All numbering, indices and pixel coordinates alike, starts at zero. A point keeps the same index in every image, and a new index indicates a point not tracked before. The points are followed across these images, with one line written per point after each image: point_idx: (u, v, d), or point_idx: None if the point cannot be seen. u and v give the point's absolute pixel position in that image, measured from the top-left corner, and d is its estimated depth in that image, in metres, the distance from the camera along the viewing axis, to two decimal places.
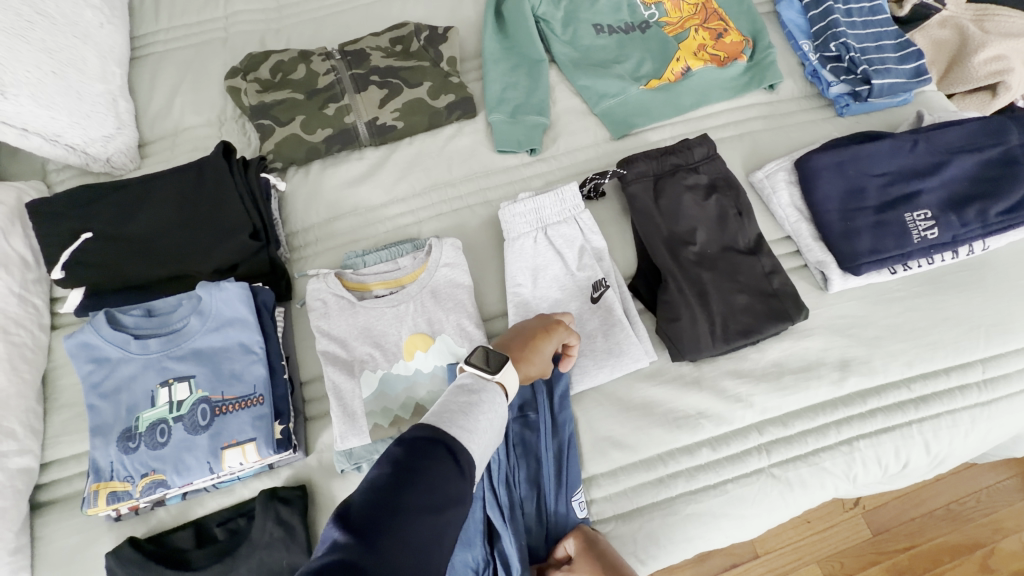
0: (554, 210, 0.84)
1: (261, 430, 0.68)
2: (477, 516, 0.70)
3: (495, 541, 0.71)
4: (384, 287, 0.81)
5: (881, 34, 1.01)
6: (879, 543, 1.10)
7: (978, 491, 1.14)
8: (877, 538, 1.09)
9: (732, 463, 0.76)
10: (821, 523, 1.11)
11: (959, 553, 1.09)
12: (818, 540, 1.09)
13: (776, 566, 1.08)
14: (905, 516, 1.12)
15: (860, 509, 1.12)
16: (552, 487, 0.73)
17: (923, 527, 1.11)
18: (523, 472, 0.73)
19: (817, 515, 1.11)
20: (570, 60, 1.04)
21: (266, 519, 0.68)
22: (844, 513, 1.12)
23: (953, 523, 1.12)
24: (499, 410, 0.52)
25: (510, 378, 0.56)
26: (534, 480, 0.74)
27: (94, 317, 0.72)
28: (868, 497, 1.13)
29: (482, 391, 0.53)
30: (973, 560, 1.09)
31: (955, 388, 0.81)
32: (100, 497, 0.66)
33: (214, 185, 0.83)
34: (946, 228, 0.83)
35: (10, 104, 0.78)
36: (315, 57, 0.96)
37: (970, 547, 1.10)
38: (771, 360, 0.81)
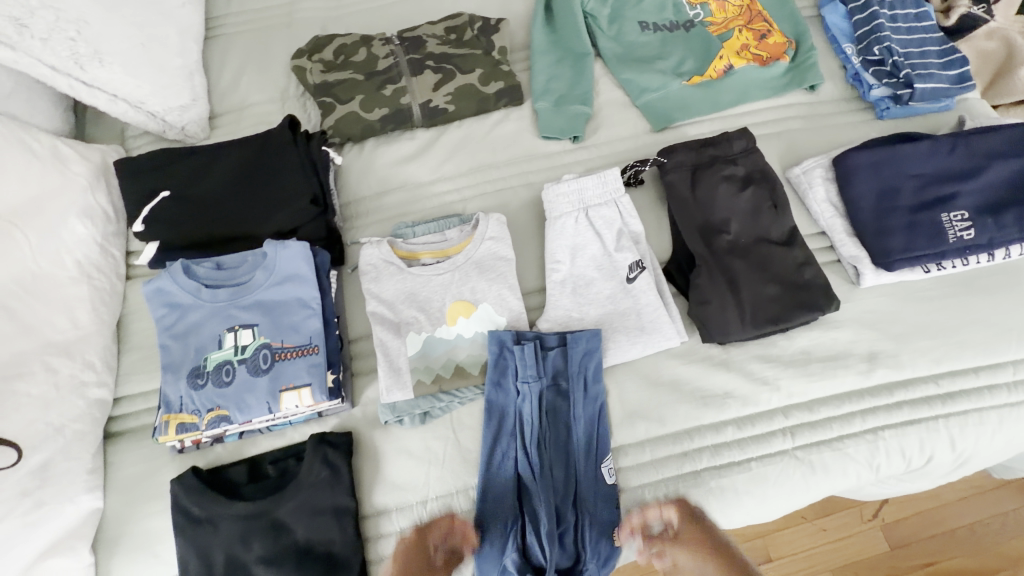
0: (596, 192, 0.88)
1: (316, 376, 0.74)
2: (507, 474, 0.76)
3: (526, 500, 0.74)
4: (431, 256, 0.86)
5: (925, 40, 1.03)
6: (896, 558, 1.11)
7: (1003, 515, 1.14)
8: (895, 552, 1.10)
9: (756, 442, 0.78)
10: (838, 533, 1.12)
11: None
12: (834, 549, 1.11)
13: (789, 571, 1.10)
14: (925, 534, 1.13)
15: (879, 521, 1.13)
16: (581, 452, 0.77)
17: (944, 546, 1.12)
18: (553, 437, 0.77)
19: (835, 525, 1.12)
20: (615, 55, 1.08)
21: (314, 460, 0.73)
22: (861, 525, 1.13)
23: (974, 545, 1.12)
24: None
25: None
26: (563, 445, 0.77)
27: (171, 266, 0.79)
28: (889, 511, 1.14)
29: None
30: None
31: (983, 387, 0.82)
32: (170, 426, 0.72)
33: (279, 153, 0.89)
34: (982, 230, 0.84)
35: (105, 72, 0.88)
36: (375, 42, 1.02)
37: (993, 570, 1.10)
38: (799, 348, 0.83)
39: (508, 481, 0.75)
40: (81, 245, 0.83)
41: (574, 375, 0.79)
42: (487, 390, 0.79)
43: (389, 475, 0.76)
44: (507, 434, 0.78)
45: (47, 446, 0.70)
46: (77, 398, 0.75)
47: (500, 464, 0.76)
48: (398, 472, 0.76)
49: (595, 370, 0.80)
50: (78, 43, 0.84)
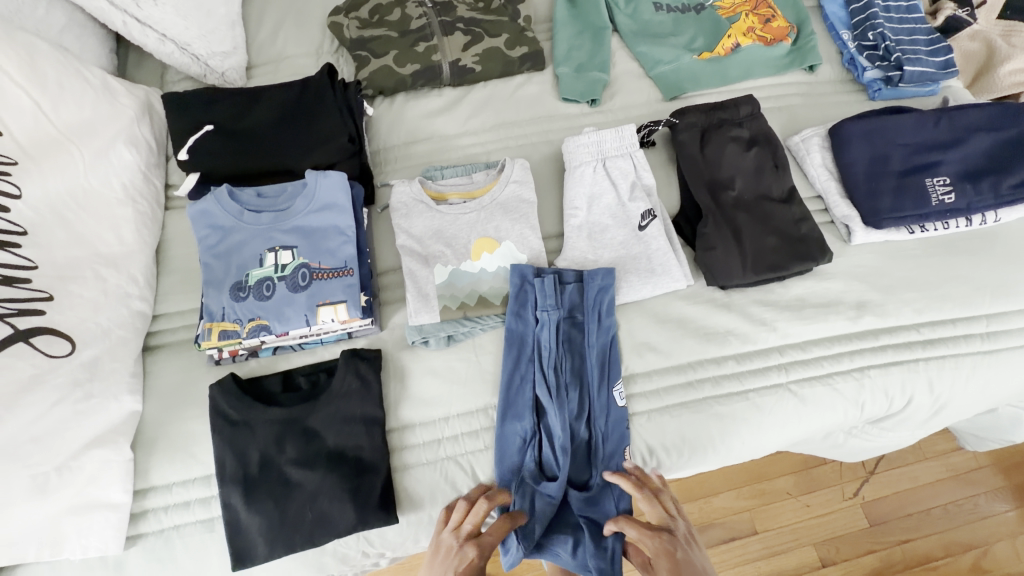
0: (613, 145, 0.95)
1: (351, 295, 0.79)
2: (528, 392, 0.81)
3: (544, 415, 0.81)
4: (459, 197, 0.91)
5: (915, 29, 1.12)
6: (875, 534, 1.18)
7: (976, 497, 1.22)
8: (874, 528, 1.18)
9: (754, 375, 0.85)
10: (820, 508, 1.19)
11: (952, 551, 1.17)
12: (817, 523, 1.18)
13: (774, 544, 1.16)
14: (902, 512, 1.20)
15: (859, 499, 1.20)
16: (595, 375, 0.83)
17: (920, 524, 1.19)
18: (569, 363, 0.83)
19: (818, 501, 1.20)
20: (631, 31, 1.16)
21: (348, 371, 0.79)
22: (843, 502, 1.20)
23: (949, 521, 1.20)
24: None
25: None
26: (576, 368, 0.83)
27: (216, 190, 0.84)
28: (869, 490, 1.22)
29: None
30: (966, 559, 1.17)
31: (960, 336, 0.90)
32: (212, 333, 0.77)
33: (319, 97, 0.95)
34: (961, 195, 0.93)
35: (158, 11, 0.93)
36: (408, 3, 1.08)
37: (964, 547, 1.18)
38: (795, 295, 0.90)
39: (527, 399, 0.81)
40: (127, 170, 0.88)
41: (590, 307, 0.85)
42: (508, 316, 0.84)
43: (415, 393, 0.81)
44: (525, 359, 0.83)
45: (96, 343, 0.74)
46: (122, 307, 0.79)
47: (521, 383, 0.82)
48: (423, 390, 0.81)
49: (609, 303, 0.86)
50: None
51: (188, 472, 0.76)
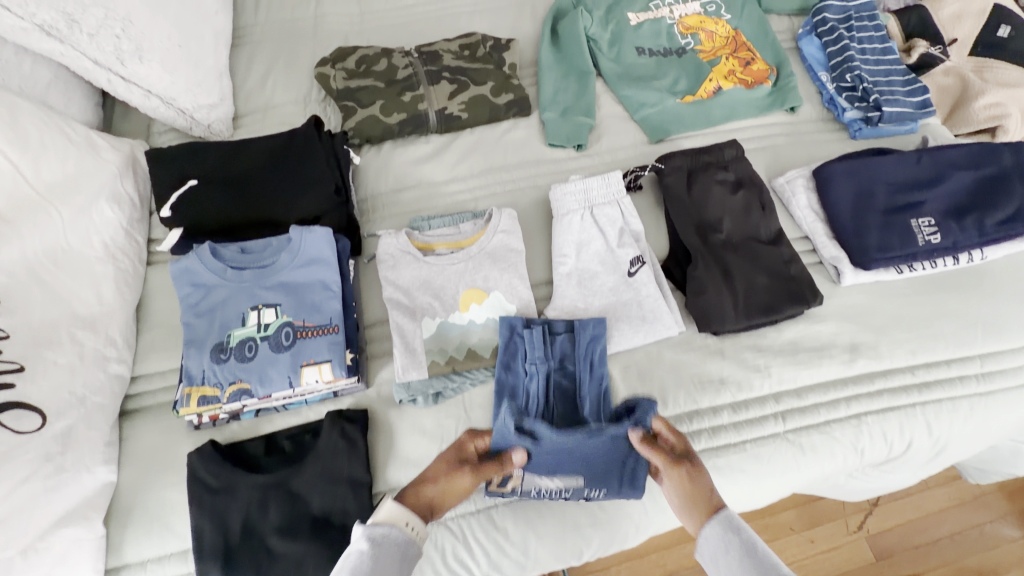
0: (600, 193, 0.95)
1: (336, 353, 0.77)
2: (521, 450, 0.78)
3: (540, 474, 0.78)
4: (446, 247, 0.91)
5: (890, 70, 1.14)
6: (882, 568, 1.14)
7: (980, 525, 1.19)
8: (880, 561, 1.14)
9: (750, 425, 0.83)
10: (824, 543, 1.16)
11: None
12: (822, 559, 1.14)
13: None
14: (908, 543, 1.17)
15: (864, 532, 1.17)
16: (589, 428, 0.80)
17: (927, 555, 1.16)
18: (560, 415, 0.82)
19: (822, 535, 1.16)
20: (615, 74, 1.17)
21: (333, 432, 0.76)
22: (849, 535, 1.17)
23: (955, 552, 1.17)
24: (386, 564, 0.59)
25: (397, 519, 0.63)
26: (568, 422, 0.82)
27: (198, 247, 0.82)
28: (873, 521, 1.19)
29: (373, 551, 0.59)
30: None
31: (955, 377, 0.89)
32: (192, 398, 0.74)
33: (305, 148, 0.94)
34: (947, 234, 0.93)
35: (143, 68, 0.92)
36: (395, 54, 1.10)
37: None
38: (788, 339, 0.90)
39: (520, 457, 0.78)
40: (109, 227, 0.86)
41: (580, 356, 0.84)
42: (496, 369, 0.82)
43: (403, 452, 0.79)
44: (518, 413, 0.81)
45: (69, 413, 0.71)
46: (98, 371, 0.76)
47: (513, 439, 0.79)
48: (412, 450, 0.79)
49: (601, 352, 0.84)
50: (123, 40, 0.88)
51: (164, 547, 0.72)
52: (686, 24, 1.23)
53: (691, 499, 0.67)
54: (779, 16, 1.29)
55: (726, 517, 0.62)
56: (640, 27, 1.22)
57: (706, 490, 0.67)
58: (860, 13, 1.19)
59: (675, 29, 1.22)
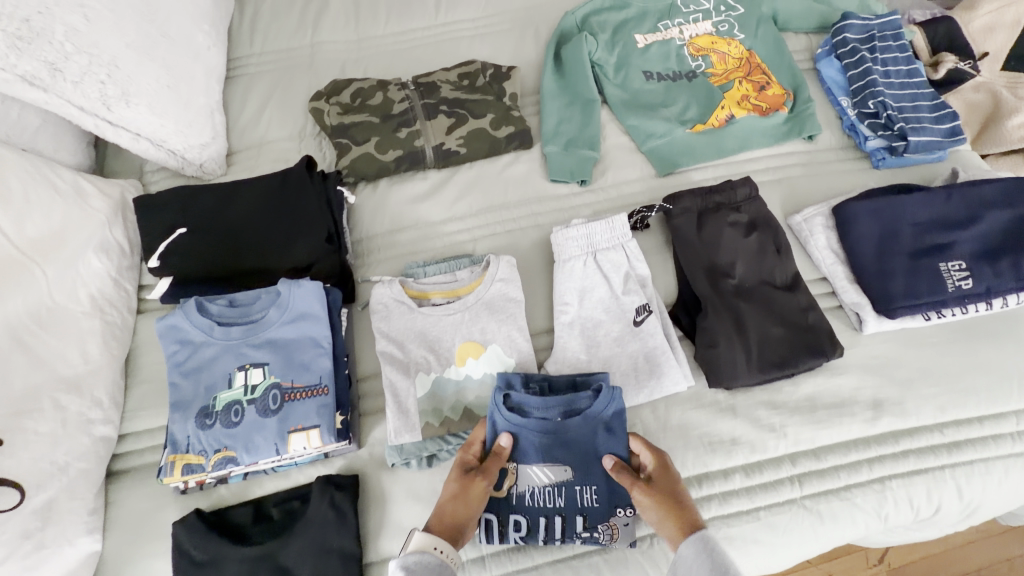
0: (604, 237, 0.90)
1: (325, 418, 0.74)
2: (530, 508, 0.75)
3: (549, 535, 0.74)
4: (442, 296, 0.87)
5: (917, 95, 1.07)
6: None
7: (1010, 559, 1.11)
8: None
9: (764, 490, 0.78)
10: None
11: None
12: None
13: None
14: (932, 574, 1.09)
15: (885, 566, 1.10)
16: (592, 484, 0.76)
17: None
18: (560, 471, 0.76)
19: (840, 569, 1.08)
20: (621, 102, 1.11)
21: (322, 501, 0.73)
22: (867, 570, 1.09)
23: None
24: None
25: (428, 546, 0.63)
26: (568, 477, 0.76)
27: (184, 303, 0.80)
28: (896, 555, 1.10)
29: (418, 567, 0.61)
30: None
31: (988, 436, 0.83)
32: (176, 467, 0.72)
33: (295, 191, 0.91)
34: (980, 279, 0.86)
35: (131, 112, 0.89)
36: (391, 86, 1.06)
37: None
38: (805, 394, 0.84)
39: (528, 515, 0.75)
40: (97, 279, 0.84)
41: (576, 406, 0.77)
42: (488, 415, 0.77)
43: (396, 520, 0.75)
44: (515, 465, 0.76)
45: (51, 485, 0.69)
46: (82, 436, 0.74)
47: (517, 495, 0.75)
48: (405, 517, 0.75)
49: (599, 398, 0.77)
50: (108, 85, 0.85)
51: None
52: (697, 45, 1.16)
53: (667, 510, 0.68)
54: (797, 34, 1.23)
55: (700, 532, 0.64)
56: (648, 49, 1.16)
57: (681, 501, 0.68)
58: (884, 32, 1.11)
59: (685, 51, 1.16)
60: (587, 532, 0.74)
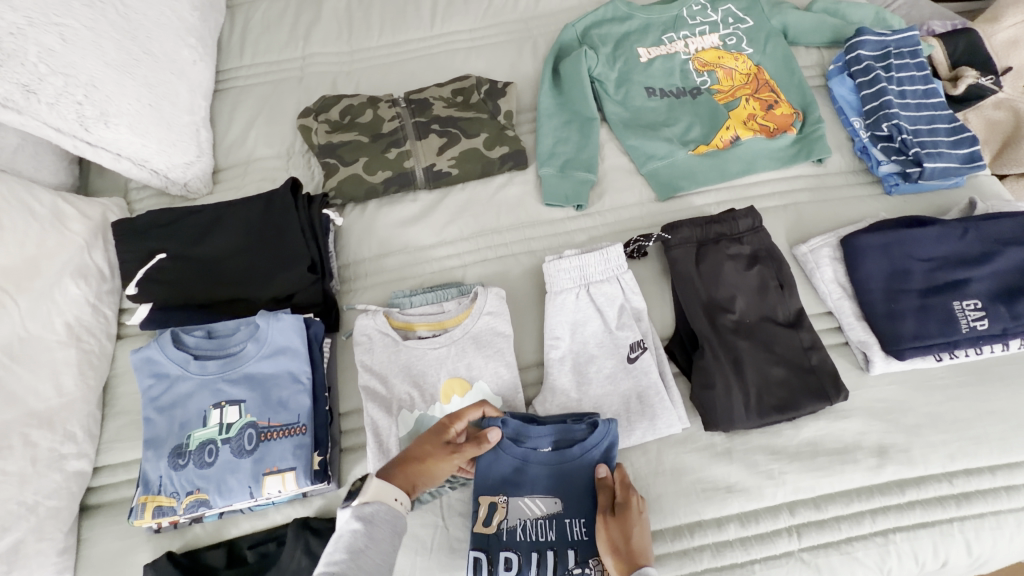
0: (598, 268, 0.87)
1: (301, 460, 0.71)
2: (521, 542, 0.70)
3: (540, 572, 0.69)
4: (428, 328, 0.84)
5: (934, 116, 1.02)
6: None
7: None
8: None
9: (759, 541, 0.74)
10: None
11: None
12: None
13: None
14: None
15: None
16: (583, 517, 0.72)
17: None
18: (552, 503, 0.73)
19: None
20: (621, 121, 1.07)
21: (296, 546, 0.70)
22: None
23: None
24: (378, 541, 0.61)
25: (384, 494, 0.64)
26: (559, 511, 0.73)
27: (161, 335, 0.77)
28: None
29: (365, 527, 0.60)
30: None
31: (1000, 488, 0.78)
32: (146, 509, 0.69)
33: (280, 217, 0.88)
34: (996, 320, 0.82)
35: (111, 132, 0.87)
36: (382, 103, 1.03)
37: None
38: (806, 439, 0.80)
39: (519, 550, 0.70)
40: (74, 306, 0.82)
41: (570, 436, 0.76)
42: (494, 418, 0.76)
43: None
44: (507, 498, 0.74)
45: (18, 526, 0.67)
46: (54, 473, 0.72)
47: (507, 529, 0.71)
48: None
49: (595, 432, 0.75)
50: (86, 106, 0.83)
51: None
52: (703, 60, 1.11)
53: (614, 548, 0.66)
54: (808, 49, 1.18)
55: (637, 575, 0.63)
56: (651, 64, 1.11)
57: (632, 541, 0.66)
58: (901, 49, 1.06)
59: (689, 66, 1.11)
60: (578, 569, 0.69)
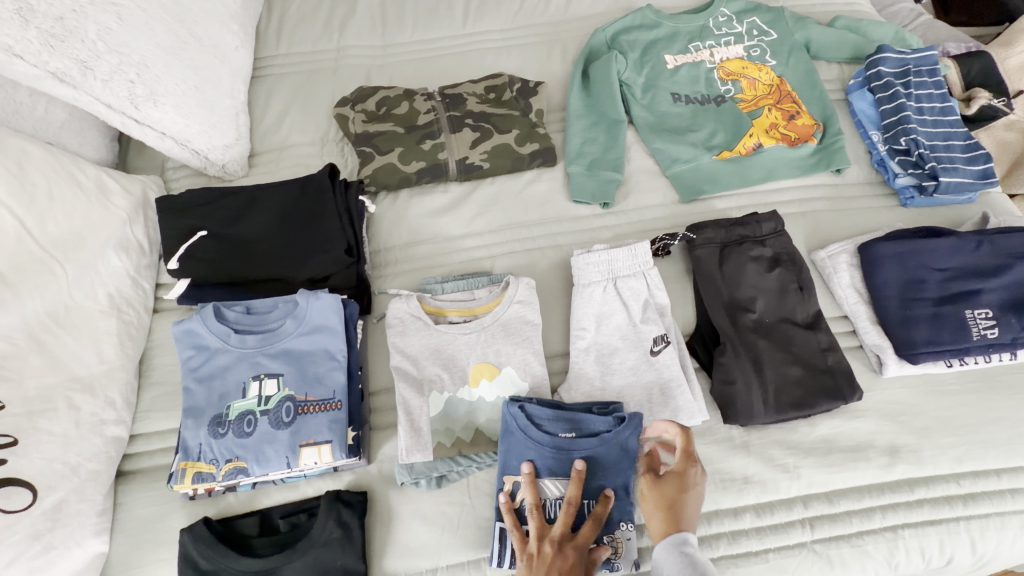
0: (625, 264, 0.90)
1: (336, 434, 0.74)
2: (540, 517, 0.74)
3: None
4: (459, 314, 0.86)
5: (950, 134, 1.05)
6: None
7: None
8: None
9: (774, 531, 0.77)
10: None
11: None
12: None
13: None
14: None
15: None
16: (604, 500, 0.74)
17: None
18: None
19: None
20: (647, 124, 1.10)
21: (328, 518, 0.72)
22: None
23: None
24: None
25: None
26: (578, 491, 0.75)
27: (202, 308, 0.80)
28: None
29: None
30: None
31: (1005, 490, 0.81)
32: (186, 474, 0.72)
33: (318, 201, 0.90)
34: (1006, 329, 0.85)
35: (158, 111, 0.89)
36: (417, 97, 1.06)
37: None
38: (820, 436, 0.83)
39: None
40: (115, 278, 0.84)
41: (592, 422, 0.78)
42: (505, 425, 0.78)
43: (403, 540, 0.75)
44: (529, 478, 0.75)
45: (61, 486, 0.70)
46: (94, 438, 0.74)
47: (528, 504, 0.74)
48: (411, 538, 0.75)
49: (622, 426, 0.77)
50: (136, 84, 0.85)
51: None
52: (727, 69, 1.15)
53: (657, 511, 0.68)
54: (829, 63, 1.21)
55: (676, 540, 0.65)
56: (677, 71, 1.14)
57: (680, 504, 0.68)
58: (920, 67, 1.09)
59: (714, 74, 1.14)
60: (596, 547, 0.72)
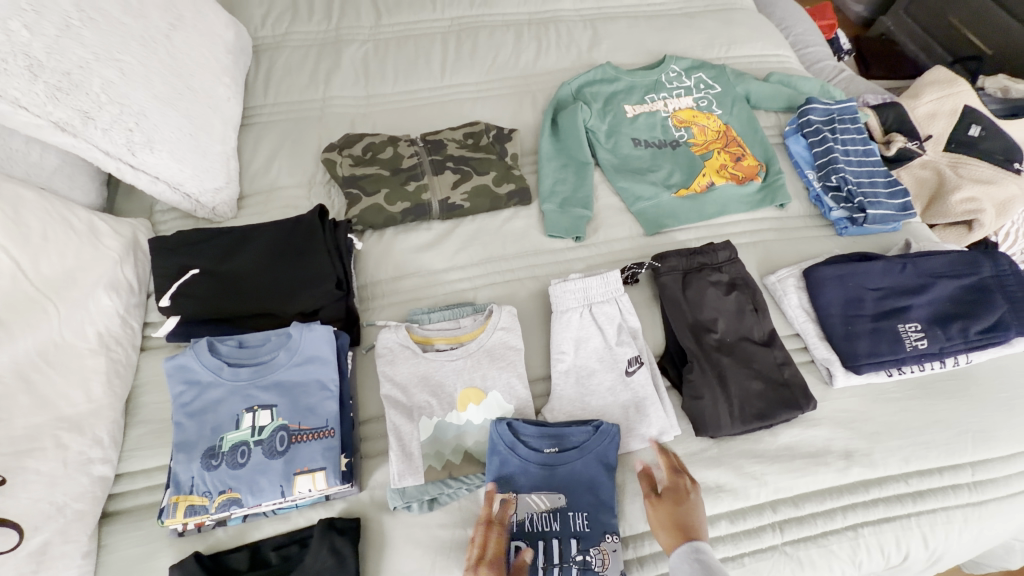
0: (599, 291, 0.97)
1: (330, 460, 0.76)
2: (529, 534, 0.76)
3: (547, 560, 0.75)
4: (445, 342, 0.91)
5: (873, 172, 1.21)
6: None
7: None
8: None
9: (748, 537, 0.82)
10: None
11: None
12: None
13: None
14: None
15: None
16: (585, 510, 0.79)
17: None
18: (556, 498, 0.79)
19: None
20: (612, 166, 1.21)
21: (322, 546, 0.73)
22: None
23: None
24: None
25: None
26: (562, 504, 0.79)
27: (196, 343, 0.82)
28: None
29: None
30: None
31: (948, 486, 0.90)
32: (178, 509, 0.72)
33: (308, 239, 0.95)
34: (934, 340, 0.96)
35: (153, 158, 0.93)
36: (401, 142, 1.14)
37: None
38: (783, 444, 0.90)
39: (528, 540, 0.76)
40: (104, 317, 0.85)
41: (573, 439, 0.83)
42: (491, 444, 0.82)
43: (397, 566, 0.76)
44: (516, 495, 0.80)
45: (47, 526, 0.69)
46: (81, 477, 0.74)
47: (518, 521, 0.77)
48: (404, 563, 0.77)
49: (598, 435, 0.83)
50: (134, 133, 0.90)
51: None
52: (680, 117, 1.28)
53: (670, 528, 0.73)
54: (767, 113, 1.38)
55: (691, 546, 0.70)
56: (636, 119, 1.27)
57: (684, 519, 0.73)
58: (844, 116, 1.26)
59: (669, 122, 1.28)
60: (581, 556, 0.75)
